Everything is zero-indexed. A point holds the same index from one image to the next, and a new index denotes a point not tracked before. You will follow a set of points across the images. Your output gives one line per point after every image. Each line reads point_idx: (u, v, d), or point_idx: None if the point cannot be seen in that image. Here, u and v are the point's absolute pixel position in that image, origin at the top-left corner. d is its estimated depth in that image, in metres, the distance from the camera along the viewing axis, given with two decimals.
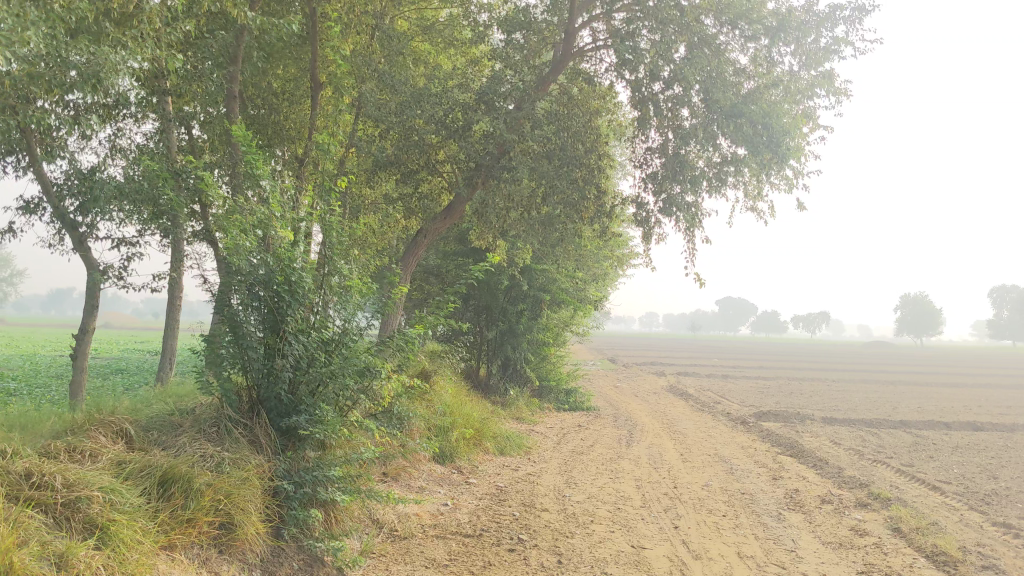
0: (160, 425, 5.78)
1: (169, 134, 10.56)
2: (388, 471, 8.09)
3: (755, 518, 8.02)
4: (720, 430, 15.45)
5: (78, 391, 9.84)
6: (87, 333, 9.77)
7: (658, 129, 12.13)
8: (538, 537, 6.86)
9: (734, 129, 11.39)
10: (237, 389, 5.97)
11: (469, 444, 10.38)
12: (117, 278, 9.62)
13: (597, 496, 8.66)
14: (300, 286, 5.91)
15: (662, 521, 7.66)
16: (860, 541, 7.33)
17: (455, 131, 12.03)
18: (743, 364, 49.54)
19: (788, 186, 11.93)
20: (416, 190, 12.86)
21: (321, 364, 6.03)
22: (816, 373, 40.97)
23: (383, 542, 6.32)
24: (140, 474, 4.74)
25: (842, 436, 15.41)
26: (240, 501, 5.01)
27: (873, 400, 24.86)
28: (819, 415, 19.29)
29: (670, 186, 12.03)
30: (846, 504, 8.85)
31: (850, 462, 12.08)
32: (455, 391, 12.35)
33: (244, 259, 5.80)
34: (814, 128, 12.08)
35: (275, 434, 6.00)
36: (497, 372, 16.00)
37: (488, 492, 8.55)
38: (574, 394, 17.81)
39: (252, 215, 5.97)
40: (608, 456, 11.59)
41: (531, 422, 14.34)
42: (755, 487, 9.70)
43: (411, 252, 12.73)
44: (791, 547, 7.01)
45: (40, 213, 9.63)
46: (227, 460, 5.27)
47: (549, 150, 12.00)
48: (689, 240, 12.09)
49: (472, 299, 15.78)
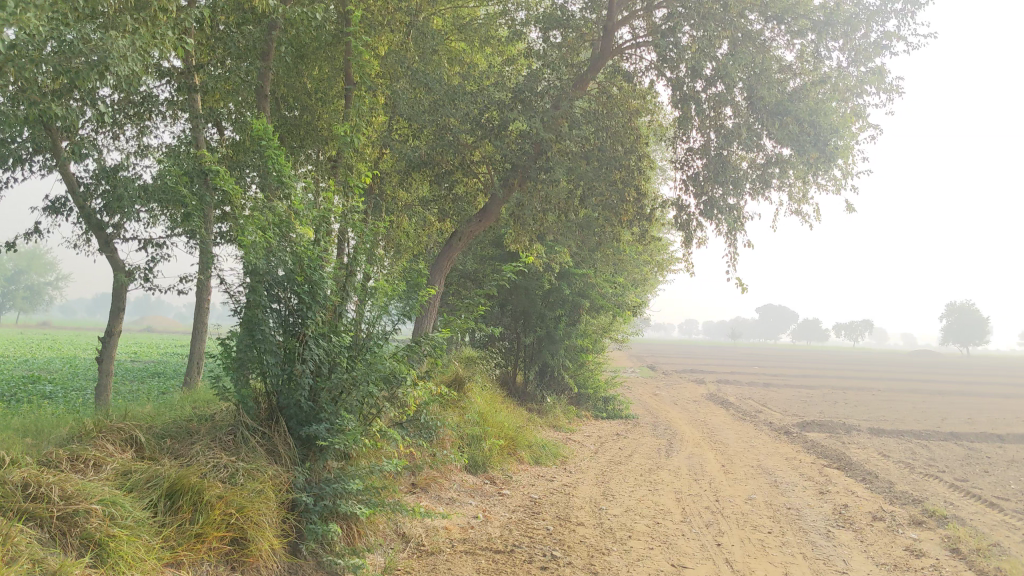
0: (174, 433, 5.51)
1: (198, 133, 10.37)
2: (417, 482, 7.79)
3: (803, 536, 7.58)
4: (763, 441, 14.97)
5: (105, 394, 9.64)
6: (113, 335, 9.57)
7: (700, 129, 11.71)
8: (573, 554, 6.48)
9: (779, 128, 10.99)
10: (256, 396, 5.69)
11: (503, 453, 10.06)
12: (142, 279, 9.42)
13: (635, 510, 8.27)
14: (322, 288, 5.63)
15: (704, 538, 7.26)
16: (917, 563, 6.87)
17: (490, 130, 11.49)
18: (785, 372, 48.70)
19: (836, 188, 11.45)
20: (450, 192, 12.56)
21: (343, 369, 5.75)
22: (860, 382, 40.10)
23: (408, 558, 6.00)
24: (146, 486, 4.45)
25: (890, 448, 14.84)
26: (254, 515, 4.70)
27: (921, 411, 24.14)
28: (866, 426, 18.69)
29: (711, 187, 11.61)
30: (899, 522, 8.38)
31: (901, 476, 11.55)
32: (490, 398, 12.02)
33: (263, 257, 5.52)
34: (863, 127, 11.61)
35: (295, 443, 5.69)
36: (533, 378, 15.68)
37: (522, 504, 8.20)
38: (613, 402, 17.39)
39: (272, 212, 5.69)
40: (647, 467, 11.18)
41: (568, 431, 13.96)
42: (801, 502, 9.25)
43: (445, 254, 12.41)
44: (842, 569, 6.57)
45: (66, 213, 9.47)
46: (241, 470, 4.97)
47: (586, 151, 11.58)
48: (730, 244, 11.66)
49: (509, 304, 15.43)
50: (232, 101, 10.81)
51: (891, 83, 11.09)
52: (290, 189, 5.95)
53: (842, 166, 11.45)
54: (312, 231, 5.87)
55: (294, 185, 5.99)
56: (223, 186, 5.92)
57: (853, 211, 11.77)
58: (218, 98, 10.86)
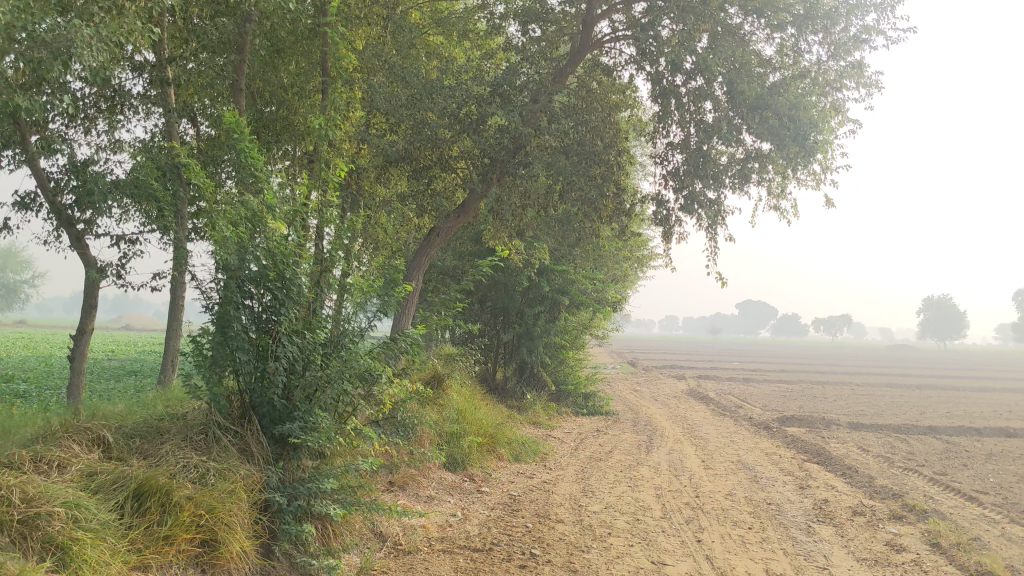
0: (143, 432, 5.37)
1: (172, 127, 10.21)
2: (395, 480, 7.69)
3: (784, 532, 7.54)
4: (743, 436, 14.95)
5: (77, 393, 9.48)
6: (85, 333, 9.40)
7: (679, 123, 11.63)
8: (552, 552, 6.40)
9: (759, 122, 10.97)
10: (228, 394, 5.57)
11: (482, 451, 9.97)
12: (115, 276, 9.25)
13: (615, 507, 8.21)
14: (294, 283, 5.53)
15: (684, 535, 7.20)
16: (897, 558, 6.84)
17: (469, 125, 11.41)
18: (765, 367, 48.81)
19: (816, 182, 11.43)
20: (429, 187, 12.44)
21: (317, 367, 5.64)
22: (839, 376, 40.27)
23: (385, 558, 5.90)
24: (113, 487, 4.33)
25: (870, 443, 14.86)
26: (224, 517, 4.60)
27: (900, 405, 24.24)
28: (846, 420, 18.72)
29: (692, 182, 11.55)
30: (879, 516, 8.35)
31: (881, 470, 11.55)
32: (470, 395, 11.92)
33: (234, 251, 5.39)
34: (843, 121, 11.59)
35: (268, 442, 5.57)
36: (513, 375, 15.61)
37: (501, 502, 8.12)
38: (593, 398, 17.34)
39: (243, 206, 5.57)
40: (628, 463, 11.13)
41: (548, 427, 13.90)
42: (782, 497, 9.21)
43: (423, 249, 12.27)
44: (823, 564, 6.53)
45: (36, 208, 9.29)
46: (211, 470, 4.86)
47: (565, 145, 11.46)
48: (710, 238, 11.61)
49: (488, 301, 15.32)
50: (206, 95, 10.66)
51: (871, 77, 11.07)
52: (263, 184, 5.82)
53: (821, 161, 11.42)
54: (284, 225, 5.75)
55: (267, 180, 5.88)
56: (194, 180, 5.80)
57: (833, 206, 11.75)
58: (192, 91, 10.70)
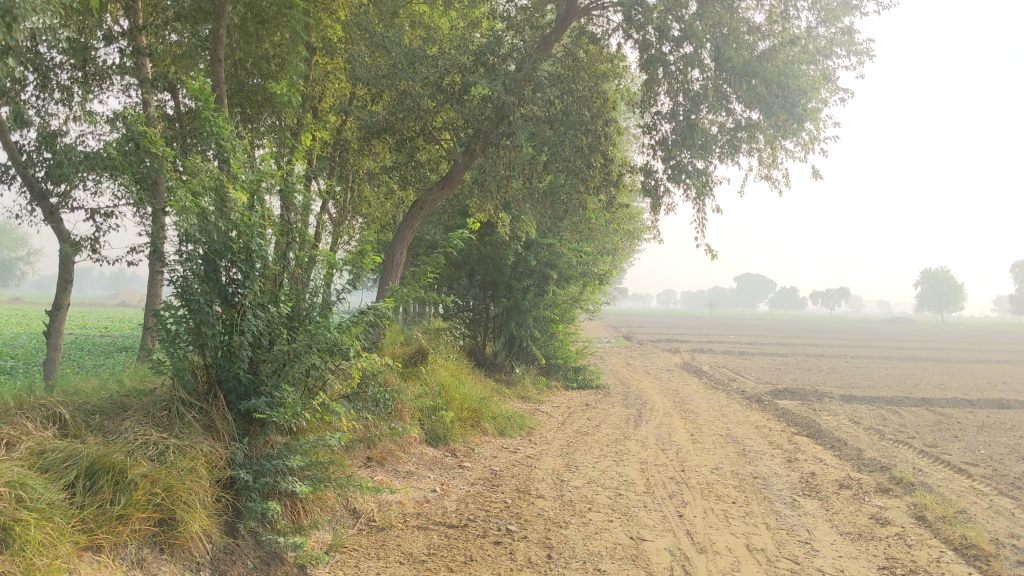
0: (104, 409, 5.21)
1: (148, 99, 9.99)
2: (373, 456, 7.56)
3: (768, 506, 7.42)
4: (734, 409, 14.86)
5: (54, 369, 9.35)
6: (61, 309, 9.26)
7: (668, 92, 11.40)
8: (529, 528, 6.28)
9: (747, 89, 10.82)
10: (192, 368, 5.39)
11: (465, 425, 9.86)
12: (90, 251, 9.08)
13: (598, 481, 8.10)
14: (260, 255, 5.33)
15: (666, 510, 7.09)
16: (881, 531, 6.73)
17: (452, 95, 11.20)
18: (760, 341, 48.72)
19: (805, 151, 11.25)
20: (413, 159, 12.25)
21: (284, 341, 5.46)
22: (837, 350, 40.14)
23: (357, 535, 5.78)
24: (63, 465, 4.19)
25: (861, 415, 14.77)
26: (183, 494, 4.49)
27: (894, 377, 24.18)
28: (839, 393, 18.65)
29: (679, 151, 11.36)
30: (866, 490, 8.24)
31: (870, 442, 11.45)
32: (455, 370, 11.81)
33: (196, 222, 5.18)
34: (833, 90, 11.39)
35: (234, 418, 5.40)
36: (502, 349, 15.51)
37: (482, 477, 8.00)
38: (583, 372, 17.24)
39: (204, 175, 5.34)
40: (614, 437, 11.02)
41: (537, 401, 13.80)
42: (769, 471, 9.11)
43: (407, 222, 12.06)
44: (806, 539, 6.41)
45: (8, 181, 9.10)
46: (170, 447, 4.72)
47: (550, 116, 11.25)
48: (698, 209, 11.43)
49: (476, 275, 15.15)
50: (183, 65, 10.43)
51: (861, 44, 10.88)
52: (228, 151, 5.60)
53: (811, 130, 11.23)
54: (248, 195, 5.53)
55: (231, 147, 5.65)
56: (155, 147, 5.56)
57: (822, 176, 11.57)
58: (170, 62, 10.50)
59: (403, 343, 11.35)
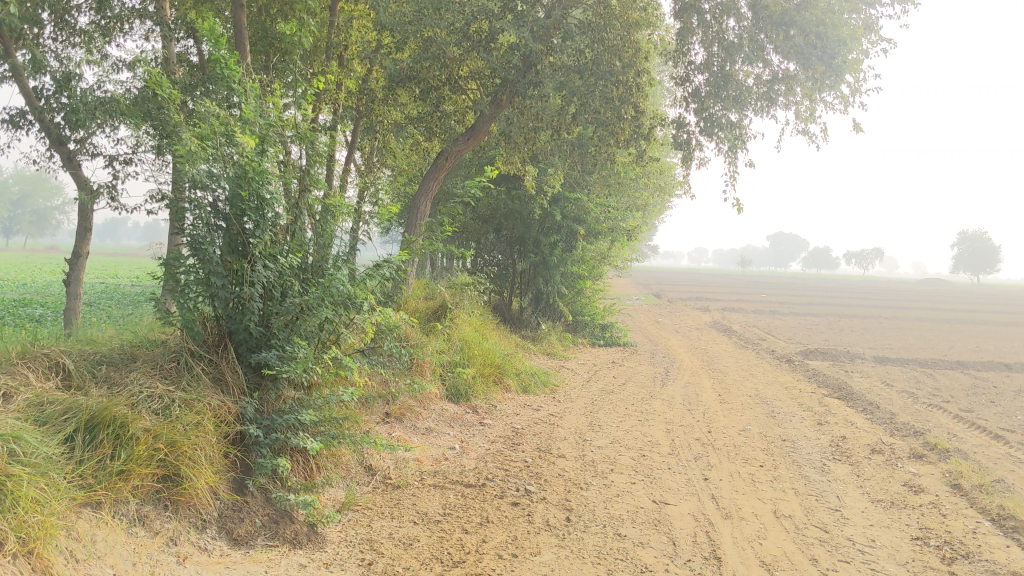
0: (111, 360, 5.06)
1: (168, 45, 9.77)
2: (391, 412, 7.43)
3: (797, 471, 7.19)
4: (763, 369, 14.60)
5: (73, 318, 9.28)
6: (80, 258, 9.16)
7: (701, 42, 10.98)
8: (549, 489, 6.10)
9: (784, 40, 10.42)
10: (202, 319, 5.20)
11: (487, 382, 9.71)
12: (108, 199, 8.93)
13: (621, 442, 7.91)
14: (270, 203, 5.09)
15: (691, 472, 6.89)
16: (914, 499, 6.49)
17: (478, 43, 10.86)
18: (793, 301, 48.07)
19: (844, 105, 10.84)
20: (437, 109, 11.97)
21: (296, 293, 5.25)
22: (870, 311, 39.63)
23: (371, 493, 5.64)
24: (62, 418, 4.04)
25: (893, 378, 14.44)
26: (188, 450, 4.34)
27: (929, 339, 23.74)
28: (871, 354, 18.30)
29: (712, 103, 10.98)
30: (898, 455, 7.98)
31: (903, 406, 11.17)
32: (479, 326, 11.64)
33: (203, 167, 4.92)
34: (876, 40, 10.92)
35: (245, 371, 5.22)
36: (529, 305, 15.32)
37: (503, 435, 7.85)
38: (610, 329, 17.03)
39: (212, 120, 5.07)
40: (640, 396, 10.82)
41: (562, 358, 13.62)
42: (798, 433, 8.88)
43: (431, 173, 11.80)
44: (835, 506, 6.18)
45: (25, 126, 8.94)
46: (176, 401, 4.56)
47: (580, 65, 10.87)
48: (730, 162, 11.09)
49: (503, 230, 14.89)
50: (204, 9, 10.18)
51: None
52: (239, 93, 5.32)
53: (850, 83, 10.81)
54: (258, 139, 5.26)
55: (241, 88, 5.36)
56: (161, 88, 5.29)
57: (862, 131, 11.17)
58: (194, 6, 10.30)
59: (426, 298, 11.19)
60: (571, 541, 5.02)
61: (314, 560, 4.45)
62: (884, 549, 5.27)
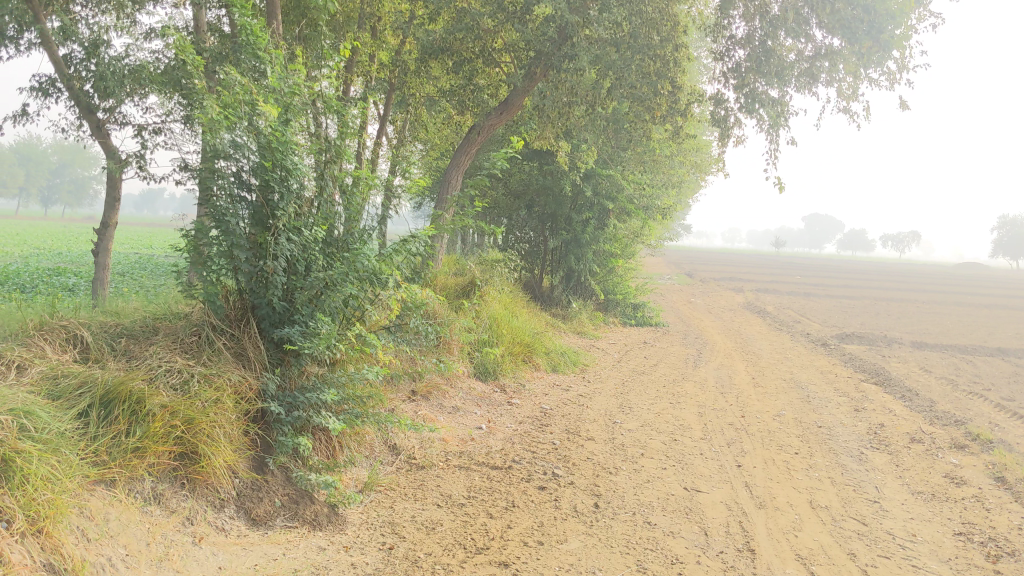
0: (131, 332, 4.94)
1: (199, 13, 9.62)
2: (418, 390, 7.32)
3: (833, 459, 6.97)
4: (798, 353, 14.32)
5: (101, 288, 9.22)
6: (108, 228, 9.08)
7: (743, 16, 10.65)
8: (577, 474, 5.94)
9: (830, 14, 10.10)
10: (225, 292, 5.05)
11: (516, 361, 9.56)
12: (137, 168, 8.81)
13: (652, 425, 7.72)
14: (294, 174, 4.93)
15: (724, 459, 6.69)
16: (956, 492, 6.26)
17: (513, 14, 10.59)
18: (829, 283, 47.35)
19: (890, 82, 10.50)
20: (470, 82, 11.77)
21: (321, 267, 5.10)
22: (907, 294, 39.04)
23: (395, 474, 5.50)
24: (77, 392, 3.92)
25: (932, 364, 14.10)
26: (206, 427, 4.22)
27: (969, 325, 23.26)
28: (909, 339, 17.93)
29: (753, 79, 10.66)
30: (938, 445, 7.73)
31: (943, 393, 10.87)
32: (508, 304, 11.46)
33: (225, 137, 4.76)
34: (925, 15, 10.55)
35: (268, 347, 5.09)
36: (560, 283, 15.13)
37: (531, 416, 7.70)
38: (642, 309, 16.79)
39: (236, 89, 4.91)
40: (671, 378, 10.63)
41: (593, 337, 13.45)
42: (835, 420, 8.63)
43: (462, 148, 11.61)
44: (874, 497, 5.96)
45: (54, 95, 8.84)
46: (196, 377, 4.43)
47: (616, 38, 10.52)
48: (771, 140, 10.80)
49: (536, 206, 14.69)
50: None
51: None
52: (264, 61, 5.15)
53: (898, 59, 10.46)
54: (281, 108, 5.08)
55: (267, 57, 5.19)
56: (185, 55, 5.13)
57: (909, 109, 10.83)
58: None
59: (455, 274, 11.05)
60: (599, 528, 4.85)
61: (334, 543, 4.32)
62: (925, 545, 5.05)
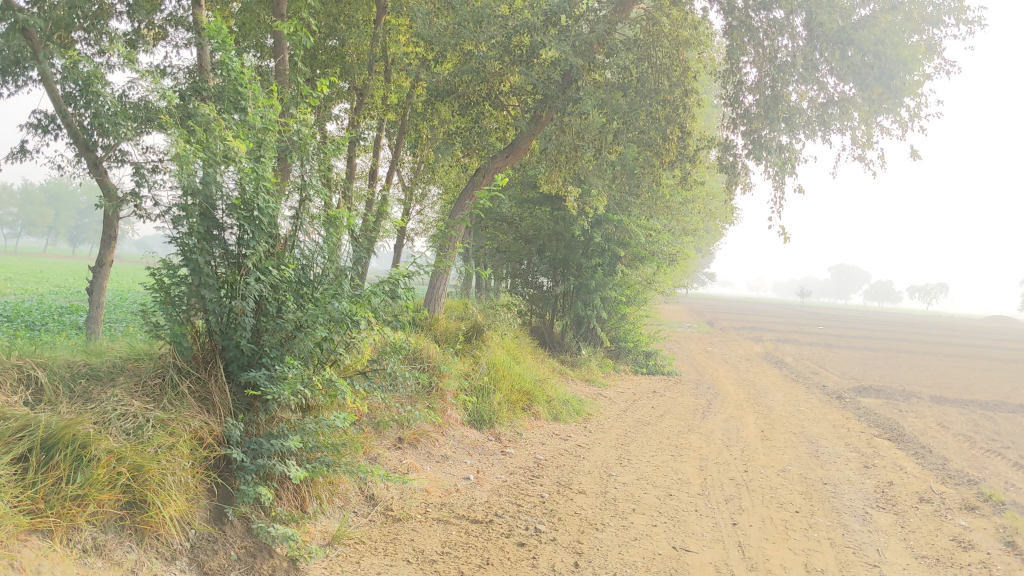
0: (95, 373, 4.76)
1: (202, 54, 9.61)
2: (405, 437, 7.10)
3: (835, 519, 6.67)
4: (811, 405, 13.97)
5: (95, 327, 9.11)
6: (104, 265, 9.00)
7: (752, 61, 10.52)
8: (560, 529, 5.68)
9: (840, 60, 10.01)
10: (194, 333, 4.87)
11: (514, 408, 9.32)
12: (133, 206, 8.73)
13: (648, 479, 7.45)
14: (266, 214, 4.77)
15: (719, 516, 6.41)
16: (963, 557, 5.94)
17: (519, 57, 10.46)
18: (851, 334, 46.83)
19: (901, 130, 10.33)
20: (477, 125, 11.70)
21: (292, 309, 4.95)
22: (930, 347, 38.49)
23: (368, 527, 5.28)
24: (17, 436, 3.75)
25: (951, 419, 13.70)
26: (156, 475, 4.03)
27: (993, 380, 22.80)
28: (928, 393, 17.53)
29: (760, 125, 10.42)
30: (948, 506, 7.40)
31: (958, 451, 10.52)
32: (512, 350, 11.23)
33: (198, 174, 4.61)
34: (938, 63, 10.39)
35: (235, 391, 4.90)
36: (570, 329, 14.90)
37: (523, 466, 7.46)
38: (655, 357, 16.50)
39: (209, 125, 4.74)
40: (676, 429, 10.34)
41: (601, 385, 13.19)
42: (841, 477, 8.32)
43: (468, 189, 11.50)
44: (874, 561, 5.65)
45: (53, 131, 8.81)
46: (150, 422, 4.26)
47: (624, 82, 10.49)
48: (779, 188, 10.61)
49: (546, 251, 14.56)
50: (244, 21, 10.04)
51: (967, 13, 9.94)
52: (241, 98, 5.01)
53: (909, 107, 10.30)
54: (255, 146, 4.94)
55: (244, 93, 5.02)
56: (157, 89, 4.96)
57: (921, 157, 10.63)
58: (246, 28, 10.45)
59: (458, 319, 10.86)
60: None
61: None
62: None
